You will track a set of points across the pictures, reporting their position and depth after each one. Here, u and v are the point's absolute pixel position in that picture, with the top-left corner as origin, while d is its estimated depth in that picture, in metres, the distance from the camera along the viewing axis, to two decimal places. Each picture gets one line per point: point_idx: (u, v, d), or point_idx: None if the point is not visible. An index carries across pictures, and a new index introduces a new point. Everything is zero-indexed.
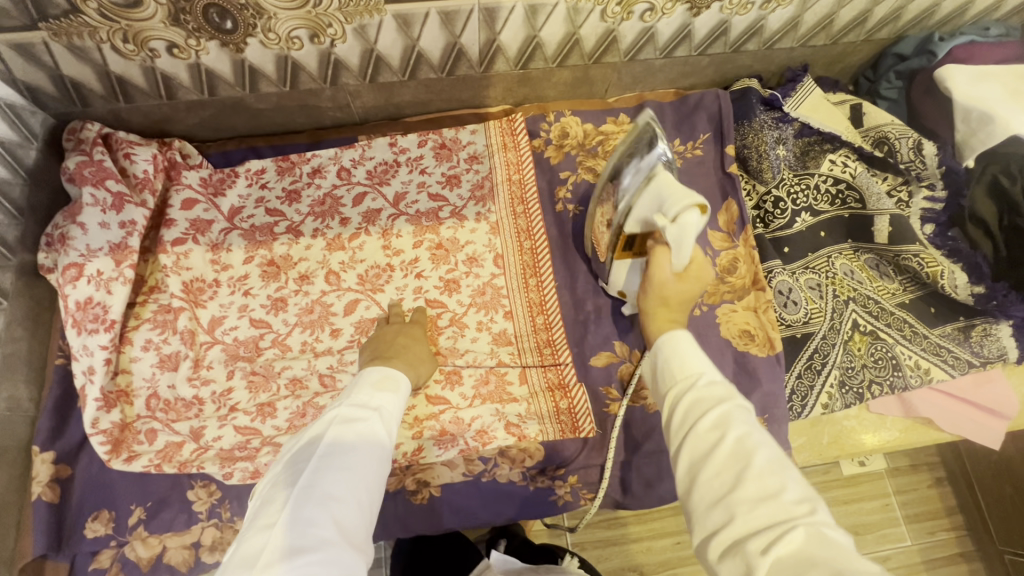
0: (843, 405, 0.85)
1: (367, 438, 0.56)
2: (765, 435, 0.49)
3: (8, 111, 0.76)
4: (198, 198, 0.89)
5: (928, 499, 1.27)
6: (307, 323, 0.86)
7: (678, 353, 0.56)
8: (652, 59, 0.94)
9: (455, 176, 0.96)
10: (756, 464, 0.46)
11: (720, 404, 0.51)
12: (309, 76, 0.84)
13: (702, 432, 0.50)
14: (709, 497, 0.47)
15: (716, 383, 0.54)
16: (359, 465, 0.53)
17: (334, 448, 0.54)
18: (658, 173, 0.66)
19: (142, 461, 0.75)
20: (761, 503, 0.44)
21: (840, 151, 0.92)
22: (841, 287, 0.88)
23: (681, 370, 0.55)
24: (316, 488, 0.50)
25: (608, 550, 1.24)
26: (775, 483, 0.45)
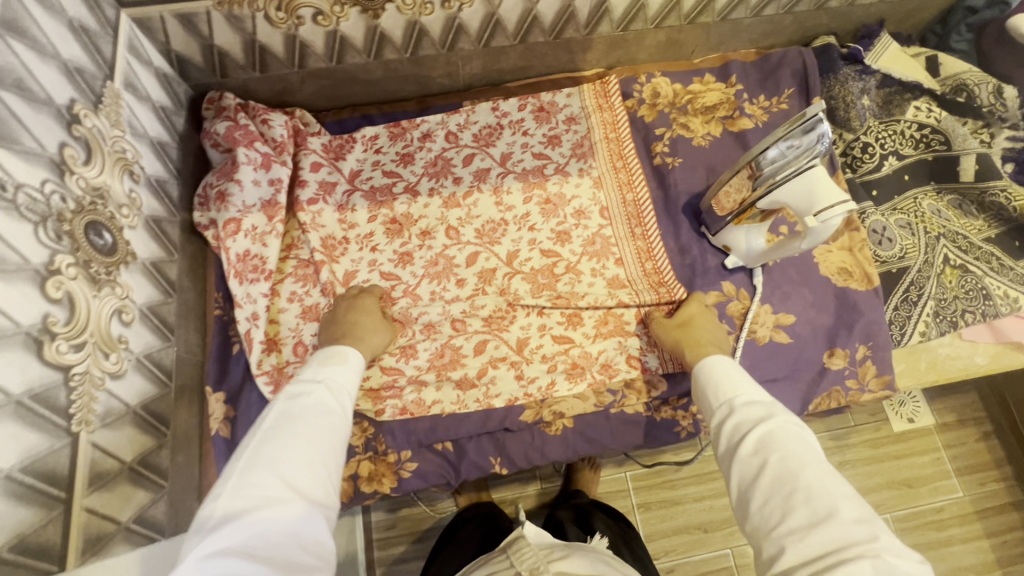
0: (938, 333, 0.91)
1: (314, 407, 0.59)
2: (810, 461, 0.54)
3: (164, 80, 0.82)
4: (323, 162, 0.95)
5: (978, 452, 1.32)
6: (433, 275, 0.92)
7: (721, 377, 0.68)
8: (741, 18, 1.00)
9: (555, 136, 1.02)
10: (802, 489, 0.52)
11: (759, 429, 0.59)
12: (430, 42, 0.90)
13: (743, 463, 0.57)
14: (760, 519, 0.53)
15: (754, 408, 0.62)
16: (305, 429, 0.56)
17: (279, 418, 0.57)
18: (815, 166, 0.73)
19: None
20: (816, 528, 0.49)
21: (923, 99, 0.98)
22: (930, 224, 0.94)
23: (721, 393, 0.66)
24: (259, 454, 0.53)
25: (672, 510, 1.30)
26: (824, 506, 0.50)
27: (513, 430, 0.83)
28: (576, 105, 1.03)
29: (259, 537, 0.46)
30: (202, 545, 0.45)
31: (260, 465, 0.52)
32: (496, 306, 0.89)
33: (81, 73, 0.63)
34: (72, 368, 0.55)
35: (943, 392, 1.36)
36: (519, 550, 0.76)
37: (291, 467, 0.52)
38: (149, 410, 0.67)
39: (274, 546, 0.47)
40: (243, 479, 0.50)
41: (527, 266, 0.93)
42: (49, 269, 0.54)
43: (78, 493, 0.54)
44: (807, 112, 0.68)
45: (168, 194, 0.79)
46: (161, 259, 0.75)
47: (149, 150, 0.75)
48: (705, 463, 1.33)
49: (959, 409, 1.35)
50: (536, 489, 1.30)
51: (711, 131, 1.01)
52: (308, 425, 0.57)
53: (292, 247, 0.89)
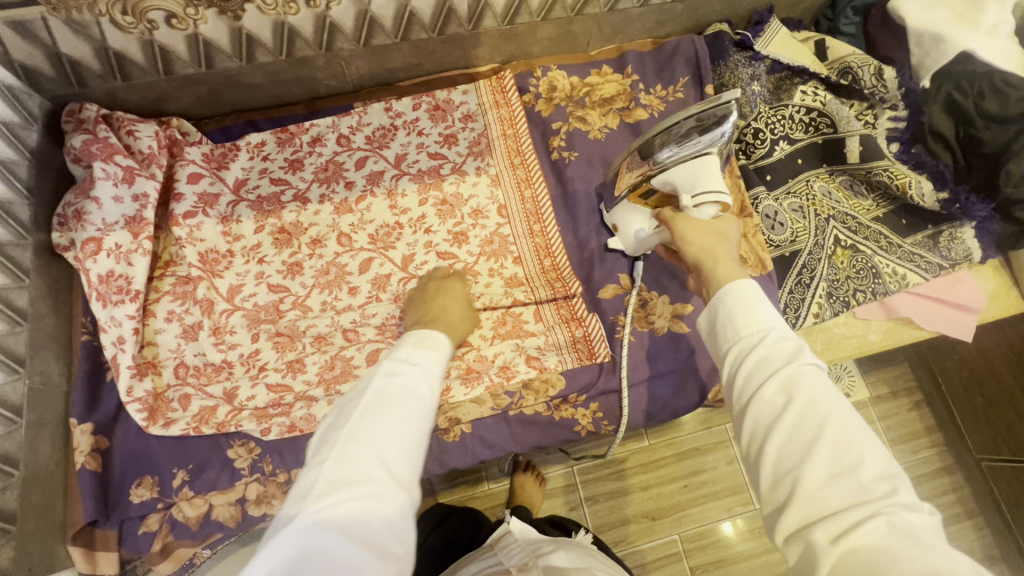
0: (832, 313, 0.92)
1: (412, 391, 0.53)
2: (839, 407, 0.48)
3: (9, 93, 0.76)
4: (203, 172, 0.90)
5: (908, 421, 1.36)
6: (324, 284, 0.89)
7: (745, 304, 0.55)
8: (630, 8, 0.99)
9: (452, 135, 1.00)
10: (827, 439, 0.46)
11: (788, 369, 0.49)
12: (304, 42, 0.87)
13: (761, 408, 0.50)
14: (776, 467, 0.47)
15: (785, 342, 0.52)
16: (403, 409, 0.51)
17: (380, 396, 0.51)
18: (709, 154, 0.72)
19: (180, 425, 0.77)
20: (834, 479, 0.44)
21: (809, 83, 1.00)
22: (821, 206, 0.96)
23: (747, 324, 0.54)
24: (356, 432, 0.48)
25: (619, 500, 1.30)
26: (851, 457, 0.45)
27: None
28: (473, 101, 1.01)
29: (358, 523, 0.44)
30: (305, 514, 0.43)
31: (358, 443, 0.48)
32: (390, 314, 0.87)
33: None
34: None
35: (875, 364, 1.40)
36: (505, 544, 0.85)
37: (392, 450, 0.48)
38: None
39: (370, 534, 0.44)
40: (342, 456, 0.47)
41: (423, 270, 0.91)
42: None
43: None
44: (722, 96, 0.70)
45: (14, 216, 0.73)
46: (5, 288, 0.70)
47: None
48: (651, 452, 1.33)
49: (890, 381, 1.39)
50: (490, 488, 1.28)
51: (608, 124, 1.00)
52: (408, 408, 0.51)
53: (168, 264, 0.85)
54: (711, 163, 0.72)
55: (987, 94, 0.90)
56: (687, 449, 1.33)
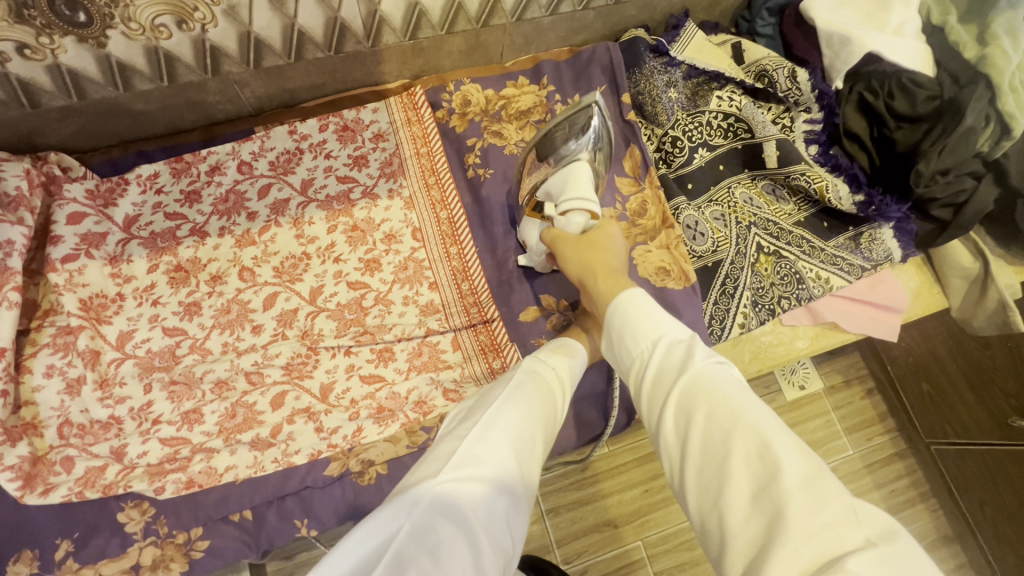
0: (758, 322, 0.91)
1: (549, 392, 0.56)
2: (742, 409, 0.45)
3: None
4: (86, 211, 0.84)
5: (863, 410, 1.35)
6: (225, 324, 0.83)
7: (631, 326, 0.56)
8: (540, 17, 0.95)
9: (362, 156, 0.95)
10: (736, 451, 0.43)
11: (682, 381, 0.49)
12: (186, 66, 0.81)
13: (668, 432, 0.49)
14: (701, 497, 0.44)
15: (677, 350, 0.52)
16: (536, 404, 0.52)
17: (522, 385, 0.54)
18: (578, 163, 0.74)
19: (61, 492, 0.71)
20: (755, 501, 0.40)
21: (726, 88, 0.98)
22: (742, 213, 0.94)
23: (638, 344, 0.55)
24: (502, 408, 0.49)
25: (582, 510, 1.27)
26: (765, 467, 0.40)
27: (319, 486, 0.76)
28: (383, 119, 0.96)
29: (499, 488, 0.43)
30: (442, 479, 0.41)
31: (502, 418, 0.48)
32: (295, 352, 0.82)
33: None
34: None
35: (828, 356, 1.39)
36: None
37: (526, 429, 0.49)
38: None
39: (495, 517, 0.41)
40: (493, 423, 0.47)
41: (333, 302, 0.86)
42: None
43: None
44: (583, 98, 0.74)
45: None
46: None
47: None
48: (611, 458, 1.31)
49: (844, 370, 1.38)
50: None
51: (525, 137, 0.97)
52: (542, 402, 0.53)
53: (47, 313, 0.79)
54: (580, 169, 0.74)
55: (895, 93, 0.91)
56: (646, 453, 1.32)
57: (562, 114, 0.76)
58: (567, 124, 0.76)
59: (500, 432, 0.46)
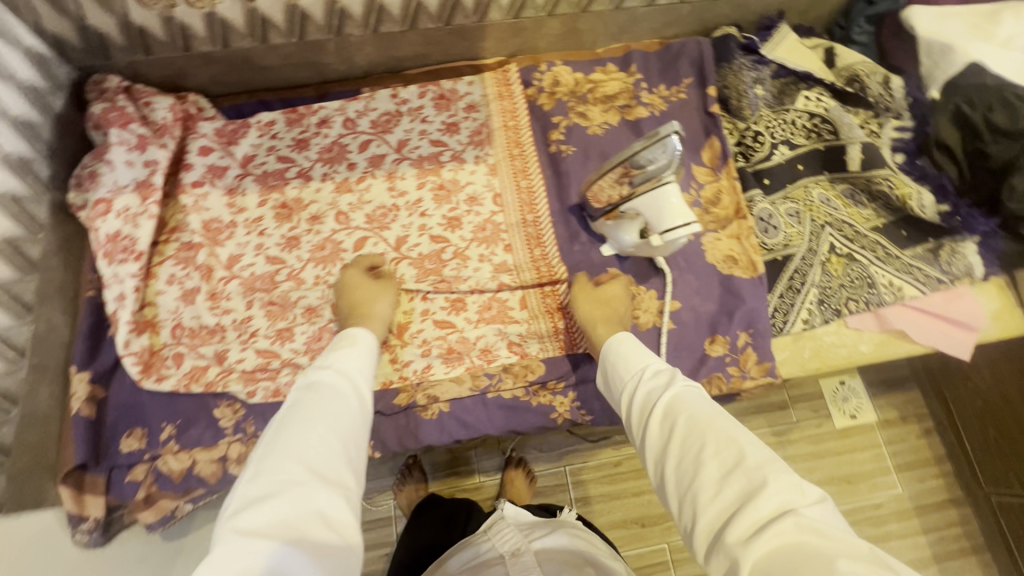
0: (822, 321, 0.91)
1: (332, 393, 0.59)
2: (713, 415, 0.55)
3: (38, 61, 0.82)
4: (214, 146, 0.95)
5: (917, 448, 1.30)
6: (320, 259, 0.91)
7: (626, 355, 0.69)
8: (636, 8, 1.00)
9: (454, 123, 1.01)
10: (709, 444, 0.52)
11: (666, 398, 0.59)
12: (316, 26, 0.90)
13: (653, 437, 0.58)
14: (678, 486, 0.53)
15: (661, 374, 0.64)
16: (317, 414, 0.55)
17: (305, 405, 0.56)
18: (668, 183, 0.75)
19: (172, 381, 0.81)
20: (724, 481, 0.50)
21: (814, 89, 0.99)
22: (818, 213, 0.94)
23: (632, 369, 0.66)
24: (297, 438, 0.53)
25: (611, 504, 1.29)
26: (733, 454, 0.51)
27: (387, 413, 0.84)
28: (476, 91, 1.03)
29: (312, 511, 0.49)
30: (229, 533, 0.46)
31: (295, 449, 0.52)
32: (379, 291, 0.90)
33: None
34: None
35: (886, 387, 1.34)
36: (498, 529, 0.84)
37: (325, 447, 0.53)
38: None
39: (306, 533, 0.47)
40: (290, 458, 0.51)
41: (415, 252, 0.92)
42: None
43: None
44: (664, 131, 0.69)
45: (34, 173, 0.78)
46: (18, 238, 0.74)
47: (9, 129, 0.75)
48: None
49: (900, 406, 1.33)
50: (477, 482, 1.29)
51: (609, 120, 1.01)
52: (336, 410, 0.57)
53: (173, 230, 0.89)
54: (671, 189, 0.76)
55: (996, 107, 0.88)
56: None
57: (639, 143, 0.71)
58: (640, 156, 0.73)
59: (296, 463, 0.51)
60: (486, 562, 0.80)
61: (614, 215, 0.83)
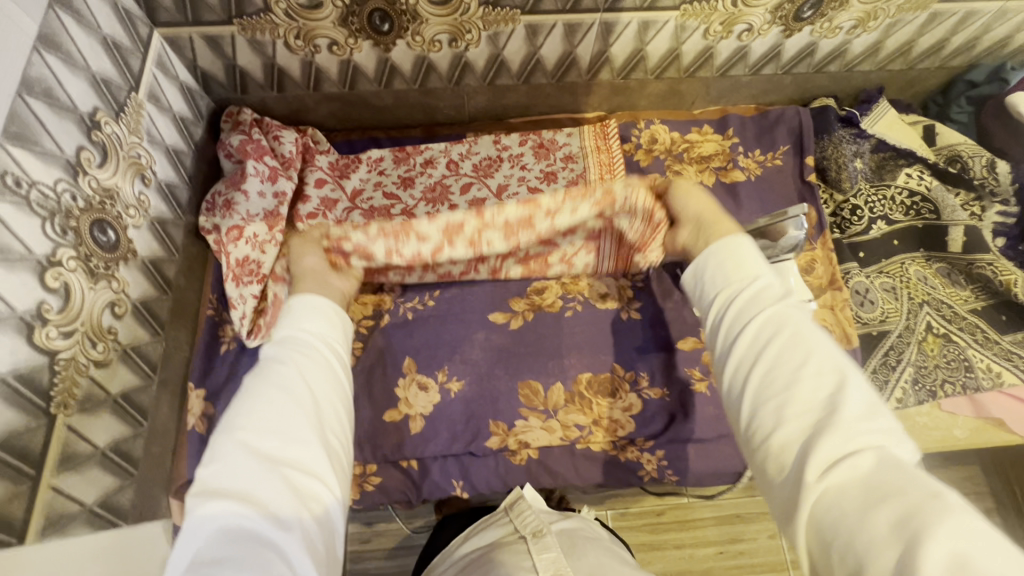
0: (916, 401, 0.90)
1: (276, 370, 0.51)
2: (819, 340, 0.46)
3: (188, 94, 0.89)
4: (327, 179, 0.98)
5: None
6: (390, 232, 0.81)
7: (733, 255, 0.55)
8: (740, 75, 1.03)
9: (551, 172, 1.02)
10: (810, 364, 0.45)
11: (773, 309, 0.49)
12: (438, 75, 0.95)
13: (745, 338, 0.49)
14: (758, 394, 0.46)
15: (766, 281, 0.53)
16: (266, 394, 0.48)
17: (252, 375, 0.51)
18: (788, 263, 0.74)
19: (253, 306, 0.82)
20: (818, 403, 0.43)
21: (915, 166, 0.99)
22: (915, 290, 0.94)
23: (737, 271, 0.54)
24: (244, 410, 0.47)
25: (652, 554, 1.27)
26: (833, 380, 0.43)
27: (478, 455, 0.85)
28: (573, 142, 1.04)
29: (277, 466, 0.44)
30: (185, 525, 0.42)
31: (243, 418, 0.47)
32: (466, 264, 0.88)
33: (108, 85, 0.69)
34: (58, 353, 0.59)
35: None
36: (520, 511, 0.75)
37: (279, 408, 0.47)
38: (129, 400, 0.70)
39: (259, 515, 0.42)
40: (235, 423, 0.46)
41: (500, 220, 0.82)
42: (50, 260, 0.58)
43: (47, 471, 0.56)
44: (791, 211, 0.72)
45: (177, 198, 0.84)
46: (162, 259, 0.79)
47: (164, 156, 0.81)
48: (689, 511, 1.29)
49: None
50: None
51: (705, 180, 1.03)
52: (286, 372, 0.50)
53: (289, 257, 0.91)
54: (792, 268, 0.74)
55: None
56: (728, 515, 1.29)
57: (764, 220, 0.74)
58: (762, 232, 0.74)
59: (244, 431, 0.46)
60: (501, 542, 0.71)
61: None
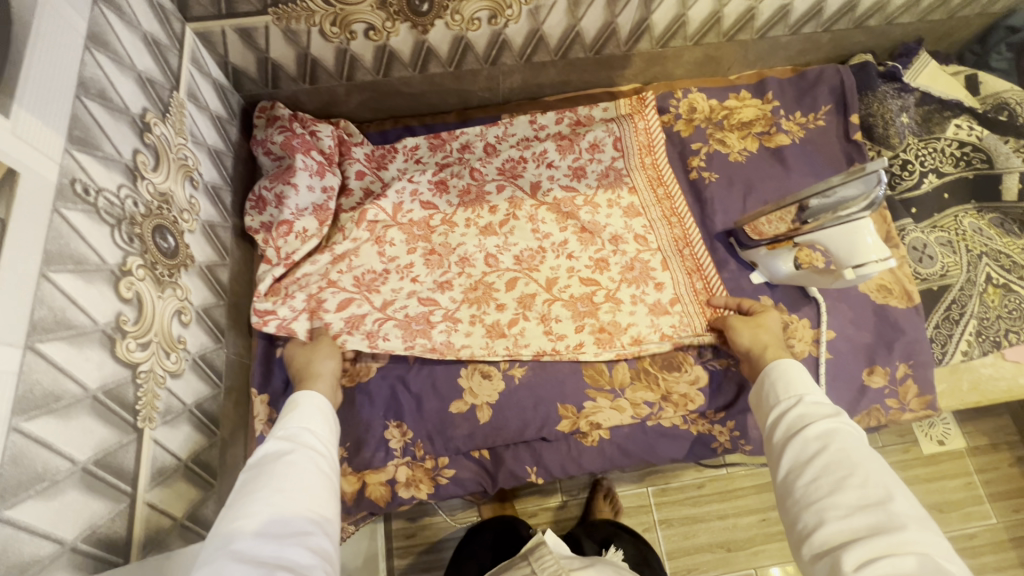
0: (981, 352, 0.89)
1: (284, 461, 0.55)
2: (868, 458, 0.55)
3: (221, 91, 0.86)
4: (367, 171, 0.95)
5: (1011, 478, 1.27)
6: (473, 300, 0.88)
7: (788, 376, 0.68)
8: (780, 36, 1.01)
9: (580, 167, 0.98)
10: (857, 476, 0.53)
11: (827, 422, 0.60)
12: (475, 56, 0.93)
13: (794, 451, 0.59)
14: (806, 499, 0.55)
15: (821, 405, 0.63)
16: (273, 487, 0.52)
17: (254, 471, 0.54)
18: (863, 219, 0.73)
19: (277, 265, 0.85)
20: (864, 507, 0.51)
21: (962, 117, 0.98)
22: (972, 242, 0.93)
23: (787, 390, 0.67)
24: (239, 510, 0.50)
25: (694, 527, 1.26)
26: (880, 492, 0.52)
27: (551, 440, 0.84)
28: (620, 146, 0.99)
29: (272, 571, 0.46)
30: None
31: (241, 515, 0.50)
32: (541, 349, 0.85)
33: (153, 84, 0.66)
34: (139, 366, 0.56)
35: (973, 414, 1.33)
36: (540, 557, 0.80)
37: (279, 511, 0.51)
38: (203, 410, 0.68)
39: None
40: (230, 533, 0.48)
41: (567, 294, 0.90)
42: (122, 269, 0.56)
43: (141, 487, 0.54)
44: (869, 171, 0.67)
45: (223, 200, 0.82)
46: (215, 263, 0.76)
47: (207, 157, 0.78)
48: (728, 481, 1.29)
49: (991, 432, 1.31)
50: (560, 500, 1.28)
51: (747, 147, 1.01)
52: (290, 471, 0.54)
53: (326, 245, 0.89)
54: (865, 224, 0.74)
55: None
56: (767, 482, 1.29)
57: (835, 181, 0.71)
58: (835, 192, 0.71)
59: (240, 535, 0.48)
60: None
61: (782, 245, 0.84)
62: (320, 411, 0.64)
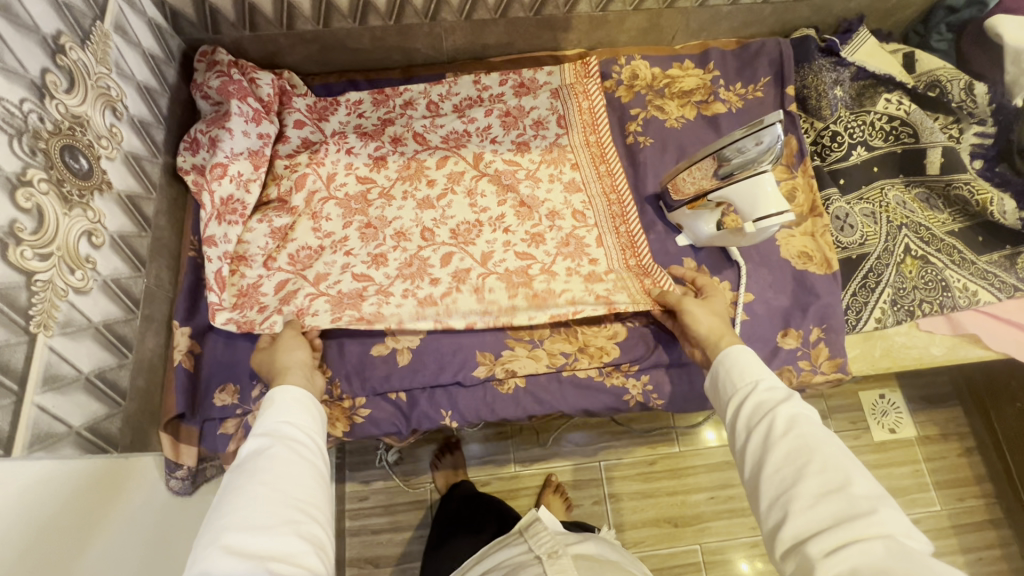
0: (895, 321, 0.92)
1: (265, 457, 0.57)
2: (827, 441, 0.56)
3: (156, 30, 0.87)
4: (306, 121, 0.97)
5: (957, 467, 1.30)
6: (407, 275, 0.89)
7: (738, 364, 0.67)
8: (720, 5, 1.02)
9: (524, 142, 1.00)
10: (817, 463, 0.54)
11: (784, 408, 0.59)
12: (414, 10, 0.95)
13: (756, 442, 0.59)
14: (772, 491, 0.55)
15: (775, 389, 0.63)
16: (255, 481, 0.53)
17: (236, 471, 0.56)
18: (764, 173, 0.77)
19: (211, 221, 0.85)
20: (825, 495, 0.52)
21: (894, 92, 1.00)
22: (894, 214, 0.95)
23: (741, 377, 0.66)
24: (226, 508, 0.52)
25: (645, 501, 1.28)
26: (839, 477, 0.52)
27: (466, 385, 0.86)
28: (564, 125, 1.01)
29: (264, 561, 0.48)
30: None
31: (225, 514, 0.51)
32: (472, 318, 0.87)
33: (71, 10, 0.67)
34: (36, 274, 0.58)
35: (926, 404, 1.35)
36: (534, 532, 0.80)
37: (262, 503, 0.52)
38: (112, 330, 0.70)
39: None
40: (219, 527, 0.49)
41: (501, 268, 0.90)
42: (20, 179, 0.57)
43: (30, 389, 0.57)
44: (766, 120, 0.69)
45: (152, 136, 0.84)
46: (137, 194, 0.78)
47: (135, 92, 0.80)
48: (680, 459, 1.31)
49: (942, 423, 1.33)
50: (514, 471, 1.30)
51: (686, 115, 1.02)
52: (271, 466, 0.56)
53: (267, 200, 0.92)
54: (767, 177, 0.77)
55: None
56: (719, 461, 1.31)
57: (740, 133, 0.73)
58: (745, 146, 0.74)
59: (231, 529, 0.50)
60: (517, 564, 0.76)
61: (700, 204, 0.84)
62: (299, 405, 0.64)
